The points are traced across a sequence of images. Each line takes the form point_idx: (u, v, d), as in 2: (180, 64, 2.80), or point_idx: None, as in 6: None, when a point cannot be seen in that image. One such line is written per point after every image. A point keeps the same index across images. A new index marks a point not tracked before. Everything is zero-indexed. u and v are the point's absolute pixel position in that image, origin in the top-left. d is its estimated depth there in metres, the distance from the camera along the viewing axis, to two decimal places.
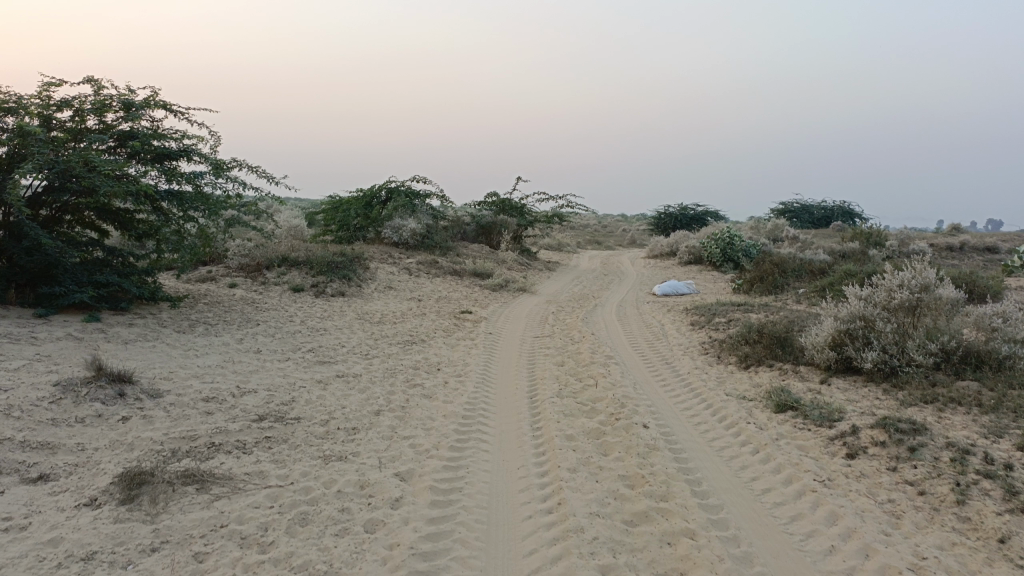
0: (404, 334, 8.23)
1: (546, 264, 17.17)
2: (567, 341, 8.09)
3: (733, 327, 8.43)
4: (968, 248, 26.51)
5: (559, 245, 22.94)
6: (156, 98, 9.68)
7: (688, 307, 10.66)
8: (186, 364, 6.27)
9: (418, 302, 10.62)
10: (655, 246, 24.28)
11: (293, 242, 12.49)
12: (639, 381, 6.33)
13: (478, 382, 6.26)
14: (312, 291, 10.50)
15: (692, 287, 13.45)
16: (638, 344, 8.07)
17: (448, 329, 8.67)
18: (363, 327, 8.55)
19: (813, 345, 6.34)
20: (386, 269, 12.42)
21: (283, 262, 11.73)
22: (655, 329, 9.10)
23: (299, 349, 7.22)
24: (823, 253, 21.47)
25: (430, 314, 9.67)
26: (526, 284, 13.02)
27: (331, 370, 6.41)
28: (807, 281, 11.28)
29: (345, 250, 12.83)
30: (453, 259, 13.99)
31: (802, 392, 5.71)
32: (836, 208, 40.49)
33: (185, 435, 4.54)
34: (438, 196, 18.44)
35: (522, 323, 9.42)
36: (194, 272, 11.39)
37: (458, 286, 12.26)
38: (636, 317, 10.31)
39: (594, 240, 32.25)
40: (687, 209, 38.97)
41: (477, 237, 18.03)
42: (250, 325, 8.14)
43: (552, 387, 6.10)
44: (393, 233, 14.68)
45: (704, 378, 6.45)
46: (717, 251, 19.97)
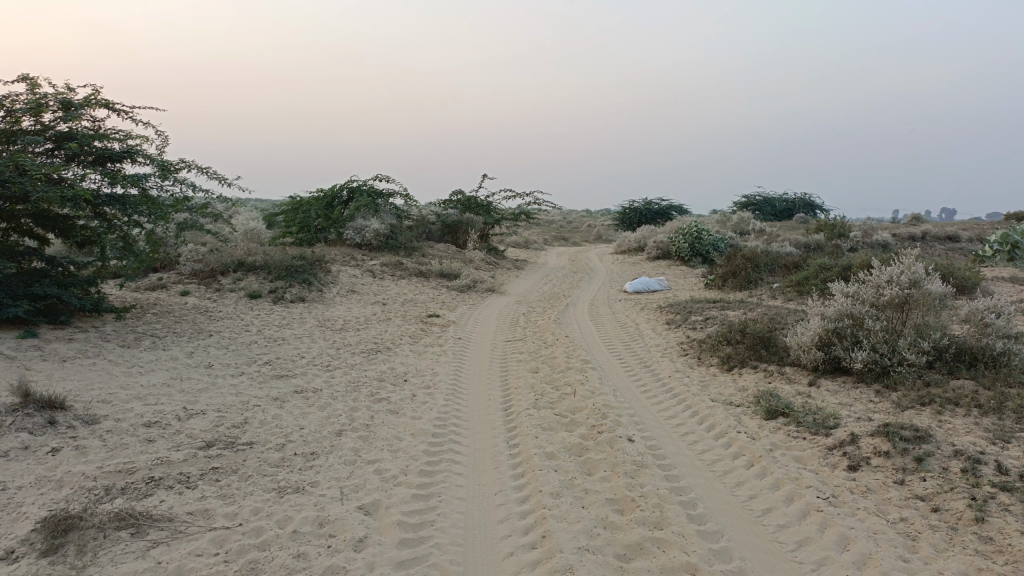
0: (368, 342, 7.77)
1: (514, 263, 16.78)
2: (541, 345, 7.71)
3: (711, 325, 8.13)
4: (930, 238, 26.76)
5: (526, 242, 22.56)
6: (97, 97, 9.02)
7: (663, 305, 10.35)
8: (129, 383, 5.74)
9: (382, 306, 10.15)
10: (623, 241, 24.03)
11: (250, 246, 11.90)
12: (618, 388, 5.97)
13: (448, 394, 5.84)
14: (270, 297, 9.97)
15: (664, 284, 13.17)
16: (614, 346, 7.72)
17: (414, 335, 8.24)
18: (324, 335, 8.07)
19: (799, 345, 6.04)
20: (348, 271, 11.91)
21: (239, 267, 11.16)
22: (630, 329, 8.76)
23: (254, 362, 6.72)
24: (790, 246, 21.41)
25: (396, 319, 9.21)
26: (495, 284, 12.61)
27: (289, 385, 5.94)
28: (782, 275, 11.05)
29: (305, 253, 12.29)
30: (418, 259, 13.52)
31: (792, 396, 5.40)
32: (799, 200, 40.78)
33: (122, 468, 4.07)
34: (401, 195, 17.92)
35: (492, 327, 9.01)
36: (144, 280, 10.77)
37: (424, 289, 11.80)
38: (609, 316, 9.96)
39: (560, 237, 31.95)
40: (652, 203, 38.90)
41: (443, 236, 17.57)
42: (202, 337, 7.62)
43: (527, 397, 5.71)
44: (355, 234, 14.15)
45: (687, 382, 6.12)
46: (685, 245, 19.78)
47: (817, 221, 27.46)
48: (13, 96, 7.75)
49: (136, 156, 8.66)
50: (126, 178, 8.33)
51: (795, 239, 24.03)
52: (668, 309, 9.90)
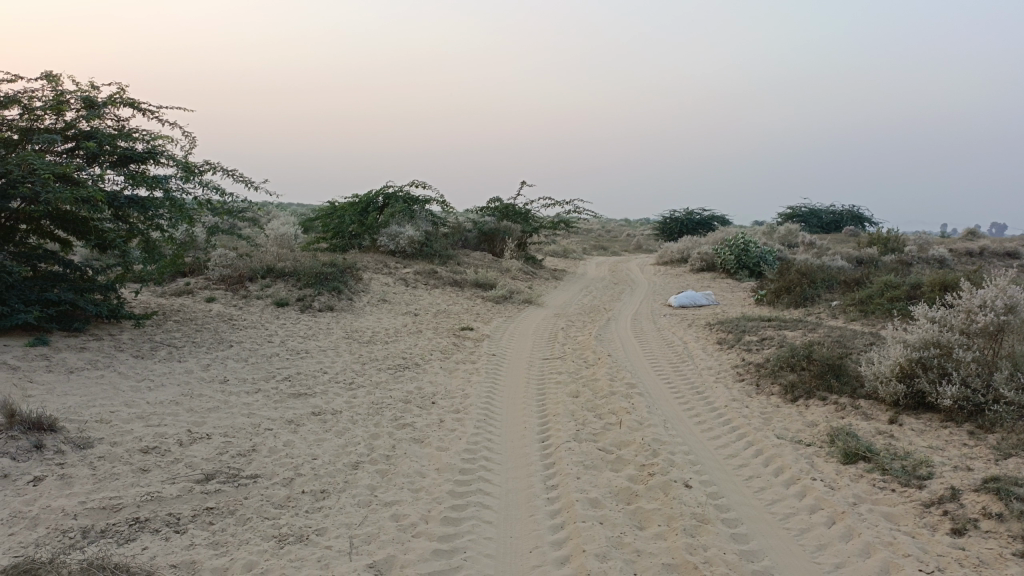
0: (396, 358, 7.25)
1: (552, 273, 16.19)
2: (582, 365, 7.10)
3: (769, 347, 7.44)
4: (989, 254, 25.53)
5: (564, 251, 21.94)
6: (122, 95, 8.69)
7: (712, 322, 9.67)
8: (134, 400, 5.29)
9: (414, 318, 9.64)
10: (664, 251, 23.29)
11: (280, 251, 11.51)
12: (669, 418, 5.34)
13: (479, 420, 5.28)
14: (297, 305, 9.53)
15: (711, 298, 12.47)
16: (661, 368, 7.07)
17: (446, 350, 7.70)
18: (350, 348, 7.57)
19: (876, 376, 5.35)
20: (380, 279, 11.45)
21: (268, 273, 10.75)
22: (678, 349, 8.10)
23: (272, 377, 6.24)
24: (842, 260, 20.49)
25: (427, 331, 8.70)
26: (532, 295, 12.04)
27: (306, 405, 5.43)
28: (841, 292, 10.28)
29: (337, 259, 11.86)
30: (453, 268, 13.02)
31: (871, 436, 4.72)
32: (847, 212, 39.52)
33: (107, 505, 3.55)
34: (438, 201, 17.46)
35: (529, 342, 8.43)
36: (170, 285, 10.42)
37: (459, 299, 11.28)
38: (654, 334, 9.30)
39: (600, 246, 31.26)
40: (694, 213, 38.02)
41: (479, 244, 17.06)
42: (221, 348, 7.18)
43: (567, 427, 5.12)
44: (389, 240, 13.71)
45: (746, 413, 5.47)
46: (731, 258, 19.00)
47: (868, 235, 26.39)
48: (33, 92, 7.40)
49: (159, 156, 8.28)
50: (148, 179, 7.95)
51: (846, 253, 23.05)
52: (718, 326, 9.21)
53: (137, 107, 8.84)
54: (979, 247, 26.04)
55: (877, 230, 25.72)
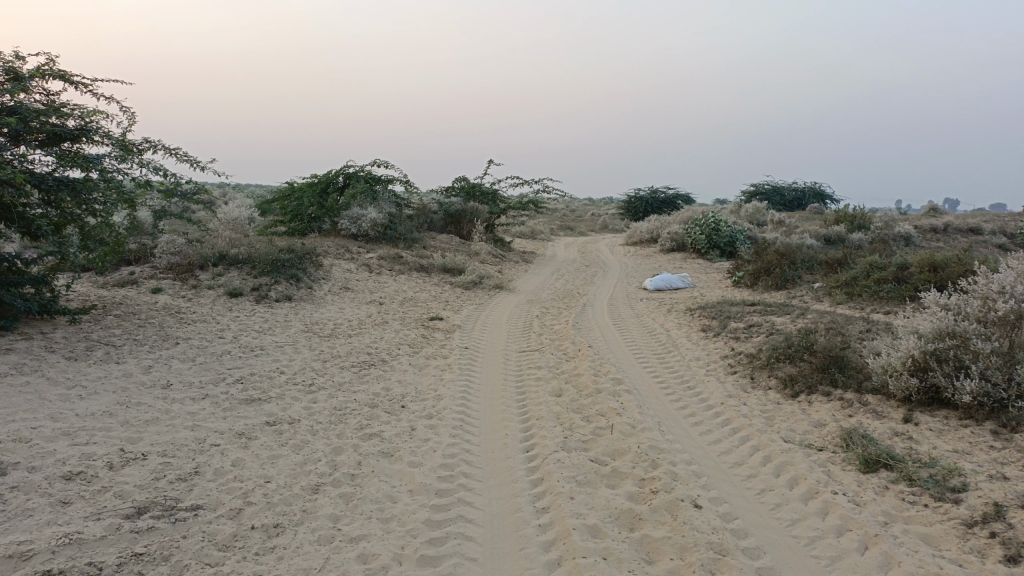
0: (360, 353, 6.66)
1: (521, 255, 15.68)
2: (562, 358, 6.60)
3: (758, 335, 7.02)
4: (952, 232, 25.74)
5: (531, 232, 21.41)
6: (52, 67, 7.88)
7: (693, 307, 9.25)
8: (60, 412, 4.63)
9: (378, 307, 9.04)
10: (633, 231, 22.91)
11: (234, 237, 10.78)
12: (663, 420, 4.87)
13: (454, 428, 4.73)
14: (252, 295, 8.86)
15: (687, 280, 12.06)
16: (646, 360, 6.60)
17: (414, 343, 7.13)
18: (310, 343, 6.96)
19: (886, 370, 4.93)
20: (341, 266, 10.80)
21: (221, 260, 10.04)
22: (661, 337, 7.64)
23: (223, 380, 5.62)
24: (811, 240, 20.30)
25: (393, 322, 8.10)
26: (503, 280, 11.50)
27: (259, 414, 4.83)
28: (823, 274, 9.93)
29: (295, 245, 11.16)
30: (419, 252, 12.41)
31: (888, 439, 4.30)
32: (810, 190, 39.66)
33: (12, 553, 2.88)
34: (401, 181, 16.78)
35: (503, 333, 7.90)
36: (113, 274, 9.65)
37: (425, 285, 10.69)
38: (634, 321, 8.82)
39: (566, 226, 30.82)
40: (659, 192, 37.79)
41: (445, 226, 16.43)
42: (166, 346, 6.51)
43: (553, 433, 4.61)
44: (351, 224, 13.02)
45: (746, 412, 5.02)
46: (702, 238, 18.67)
47: (834, 213, 26.34)
48: None
49: (94, 134, 7.51)
50: (81, 160, 7.19)
51: (814, 232, 22.92)
52: (699, 312, 8.78)
53: (68, 80, 8.03)
54: (942, 224, 26.17)
55: (843, 208, 25.68)
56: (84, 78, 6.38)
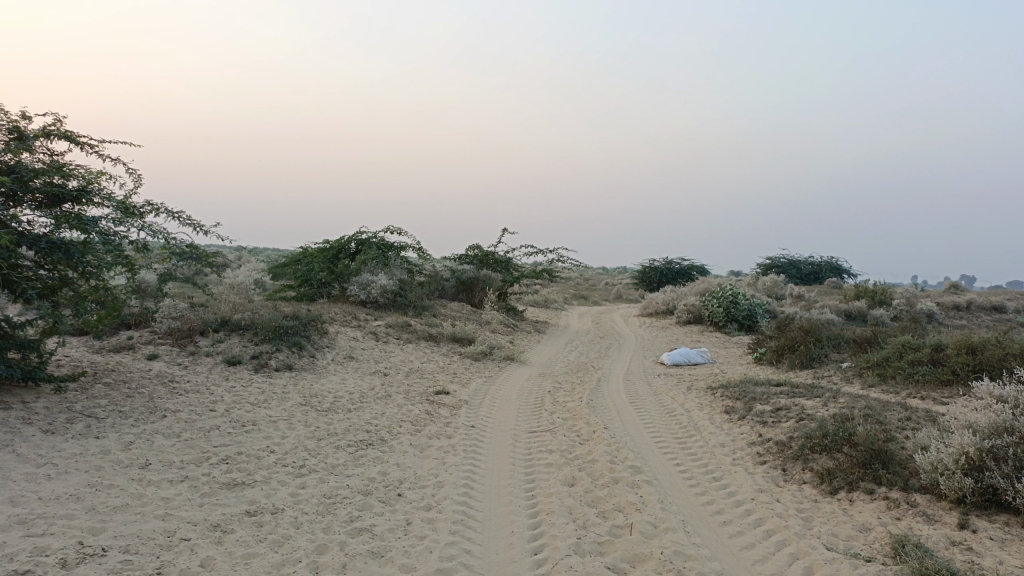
0: (358, 430, 6.21)
1: (534, 325, 15.29)
2: (576, 441, 6.11)
3: (787, 420, 6.52)
4: (975, 309, 25.16)
5: (545, 301, 21.07)
6: (59, 127, 7.74)
7: (714, 386, 8.75)
8: (22, 494, 4.20)
9: (383, 378, 8.62)
10: (648, 301, 22.51)
11: (238, 301, 10.47)
12: (688, 519, 4.36)
13: (455, 522, 4.25)
14: (251, 364, 8.48)
15: (706, 356, 11.58)
16: (666, 445, 6.10)
17: (417, 420, 6.68)
18: (306, 418, 6.53)
19: (937, 467, 4.42)
20: (347, 333, 10.43)
21: (223, 326, 9.70)
22: (681, 419, 7.14)
23: (206, 460, 5.17)
24: (831, 314, 19.82)
25: (397, 396, 7.67)
26: (514, 351, 11.07)
27: (240, 501, 4.38)
28: (851, 353, 9.44)
29: (301, 311, 10.83)
30: (429, 320, 12.05)
31: (945, 550, 3.78)
32: (826, 264, 39.29)
33: None
34: (414, 248, 16.57)
35: (513, 410, 7.43)
36: (111, 339, 9.32)
37: (434, 356, 10.28)
38: (651, 400, 8.34)
39: (580, 295, 30.49)
40: (674, 263, 37.55)
41: (457, 293, 16.12)
42: (152, 420, 6.11)
43: (565, 533, 4.11)
44: (360, 289, 12.72)
45: (780, 511, 4.50)
46: (719, 310, 18.23)
47: (853, 287, 25.88)
48: None
49: (94, 196, 7.27)
50: (79, 221, 6.94)
51: (834, 306, 22.43)
52: (721, 391, 8.29)
53: (75, 141, 7.90)
54: (965, 300, 25.61)
55: (862, 283, 25.22)
56: (90, 139, 6.22)
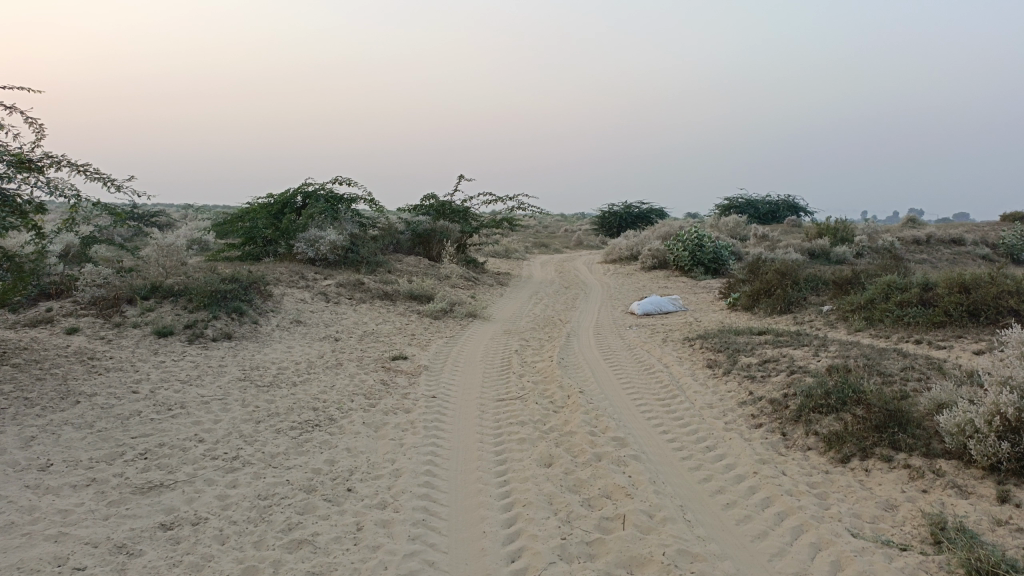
0: (303, 409, 5.47)
1: (495, 277, 14.59)
2: (550, 410, 5.47)
3: (779, 374, 5.96)
4: (934, 243, 25.22)
5: (505, 252, 20.34)
6: None
7: (692, 337, 8.19)
8: None
9: (333, 344, 7.85)
10: (611, 247, 21.94)
11: (171, 264, 9.53)
12: (687, 505, 3.75)
13: (415, 524, 3.57)
14: (185, 334, 7.63)
15: (678, 303, 11.02)
16: (650, 411, 5.49)
17: (371, 392, 5.96)
18: (244, 398, 5.77)
19: (965, 430, 3.88)
20: (294, 295, 9.60)
21: (154, 292, 8.79)
22: (661, 377, 6.54)
23: (121, 457, 4.39)
24: (796, 254, 19.49)
25: (349, 364, 6.92)
26: (476, 307, 10.37)
27: (154, 511, 3.63)
28: (831, 296, 8.96)
29: (242, 272, 9.94)
30: (384, 277, 11.25)
31: (991, 531, 3.23)
32: (784, 203, 39.19)
33: None
34: (365, 200, 15.63)
35: (478, 375, 6.76)
36: (26, 311, 8.35)
37: (390, 315, 9.54)
38: (627, 355, 7.73)
39: (540, 243, 29.84)
40: (632, 207, 37.08)
41: (413, 246, 15.28)
42: (62, 408, 5.28)
43: (547, 530, 3.47)
44: (308, 246, 11.81)
45: (790, 489, 3.92)
46: (685, 254, 17.74)
47: (815, 225, 25.67)
48: None
49: None
50: None
51: (798, 245, 22.14)
52: (700, 343, 7.73)
53: None
54: (925, 235, 25.61)
55: (824, 221, 25.01)
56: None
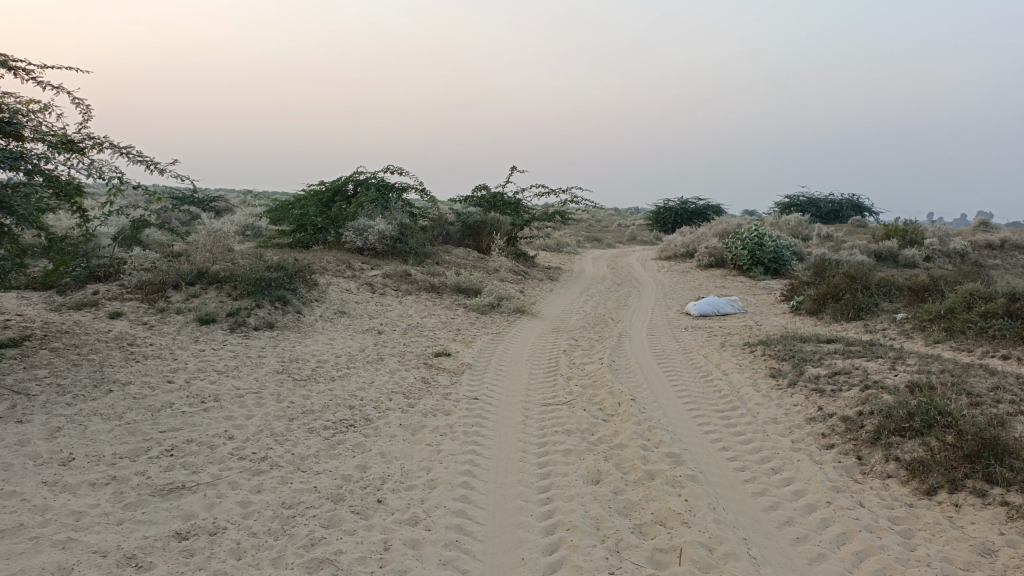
0: (339, 407, 5.21)
1: (546, 271, 14.22)
2: (600, 419, 5.09)
3: (851, 389, 5.47)
4: (1010, 248, 23.93)
5: (557, 246, 19.93)
6: None
7: (753, 343, 7.70)
8: None
9: (376, 338, 7.60)
10: (666, 244, 21.33)
11: (219, 250, 9.41)
12: (752, 538, 3.35)
13: (447, 545, 3.25)
14: (227, 323, 7.46)
15: (737, 304, 10.49)
16: (708, 424, 5.07)
17: (410, 391, 5.67)
18: (279, 392, 5.53)
19: None
20: (340, 285, 9.39)
21: (199, 278, 8.67)
22: (719, 386, 6.10)
23: (146, 453, 4.18)
24: (862, 257, 18.63)
25: (390, 359, 6.65)
26: (525, 302, 10.03)
27: (171, 517, 3.40)
28: (906, 303, 8.35)
29: (288, 260, 9.77)
30: (431, 269, 10.98)
31: None
32: (847, 202, 37.82)
33: None
34: (417, 190, 15.41)
35: (524, 375, 6.41)
36: (74, 294, 8.31)
37: (436, 309, 9.26)
38: (682, 360, 7.29)
39: (592, 237, 29.33)
40: (688, 203, 36.23)
41: (463, 238, 15.01)
42: (94, 397, 5.12)
43: (592, 561, 3.11)
44: (356, 236, 11.60)
45: (869, 525, 3.48)
46: (744, 253, 17.09)
47: (882, 226, 24.59)
48: None
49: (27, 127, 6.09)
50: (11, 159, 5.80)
51: (863, 247, 21.21)
52: (762, 349, 7.24)
53: None
54: (1000, 239, 24.32)
55: (891, 222, 23.93)
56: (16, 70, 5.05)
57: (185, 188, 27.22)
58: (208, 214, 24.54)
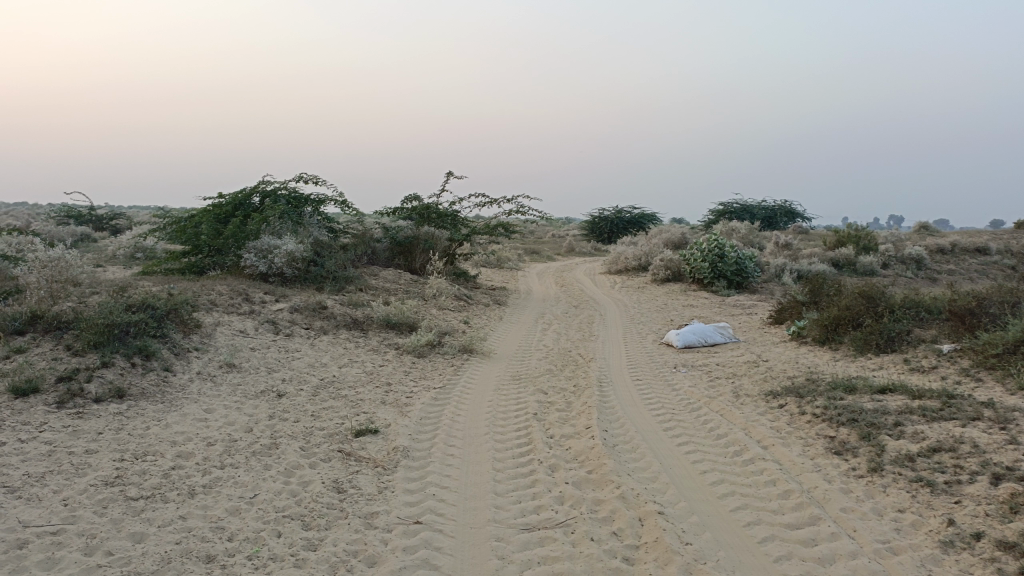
0: (189, 562, 3.11)
1: (491, 294, 12.27)
2: (623, 564, 3.13)
3: (980, 485, 3.69)
4: (957, 253, 23.41)
5: (497, 262, 17.97)
6: None
7: (779, 392, 5.90)
8: None
9: (273, 404, 5.46)
10: (615, 255, 19.62)
11: (66, 286, 7.05)
12: None
13: None
14: (55, 394, 5.19)
15: (727, 331, 8.74)
16: (790, 562, 3.19)
17: (312, 513, 3.59)
18: (95, 533, 3.37)
19: None
20: (231, 327, 7.19)
21: (32, 325, 6.31)
22: (770, 473, 4.23)
23: None
24: (824, 267, 17.34)
25: (289, 446, 4.56)
26: (472, 338, 8.03)
27: None
28: (951, 334, 6.72)
29: (162, 294, 7.50)
30: (353, 298, 8.87)
31: None
32: (782, 209, 37.33)
33: None
34: (337, 202, 13.23)
35: (485, 466, 4.40)
36: None
37: (360, 353, 7.18)
38: (692, 419, 5.42)
39: (529, 250, 27.57)
40: (624, 213, 35.04)
41: (392, 257, 12.91)
42: None
43: None
44: (259, 258, 9.35)
45: None
46: (704, 265, 15.53)
47: (831, 233, 23.59)
48: None
49: None
50: None
51: (820, 255, 20.00)
52: (797, 405, 5.43)
53: None
54: (949, 243, 23.64)
55: (841, 228, 22.97)
56: None
57: (73, 205, 24.15)
58: (99, 235, 21.60)
